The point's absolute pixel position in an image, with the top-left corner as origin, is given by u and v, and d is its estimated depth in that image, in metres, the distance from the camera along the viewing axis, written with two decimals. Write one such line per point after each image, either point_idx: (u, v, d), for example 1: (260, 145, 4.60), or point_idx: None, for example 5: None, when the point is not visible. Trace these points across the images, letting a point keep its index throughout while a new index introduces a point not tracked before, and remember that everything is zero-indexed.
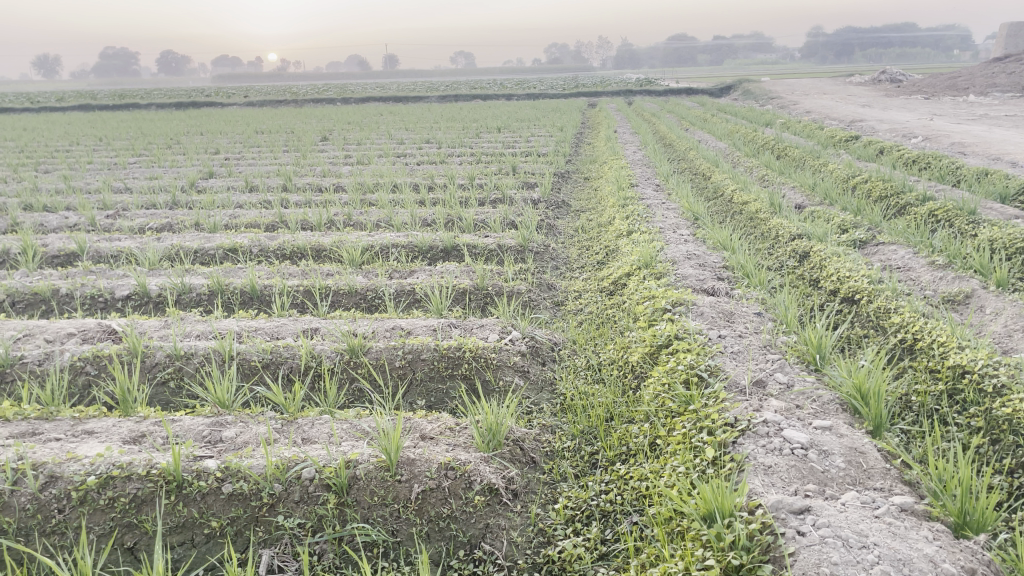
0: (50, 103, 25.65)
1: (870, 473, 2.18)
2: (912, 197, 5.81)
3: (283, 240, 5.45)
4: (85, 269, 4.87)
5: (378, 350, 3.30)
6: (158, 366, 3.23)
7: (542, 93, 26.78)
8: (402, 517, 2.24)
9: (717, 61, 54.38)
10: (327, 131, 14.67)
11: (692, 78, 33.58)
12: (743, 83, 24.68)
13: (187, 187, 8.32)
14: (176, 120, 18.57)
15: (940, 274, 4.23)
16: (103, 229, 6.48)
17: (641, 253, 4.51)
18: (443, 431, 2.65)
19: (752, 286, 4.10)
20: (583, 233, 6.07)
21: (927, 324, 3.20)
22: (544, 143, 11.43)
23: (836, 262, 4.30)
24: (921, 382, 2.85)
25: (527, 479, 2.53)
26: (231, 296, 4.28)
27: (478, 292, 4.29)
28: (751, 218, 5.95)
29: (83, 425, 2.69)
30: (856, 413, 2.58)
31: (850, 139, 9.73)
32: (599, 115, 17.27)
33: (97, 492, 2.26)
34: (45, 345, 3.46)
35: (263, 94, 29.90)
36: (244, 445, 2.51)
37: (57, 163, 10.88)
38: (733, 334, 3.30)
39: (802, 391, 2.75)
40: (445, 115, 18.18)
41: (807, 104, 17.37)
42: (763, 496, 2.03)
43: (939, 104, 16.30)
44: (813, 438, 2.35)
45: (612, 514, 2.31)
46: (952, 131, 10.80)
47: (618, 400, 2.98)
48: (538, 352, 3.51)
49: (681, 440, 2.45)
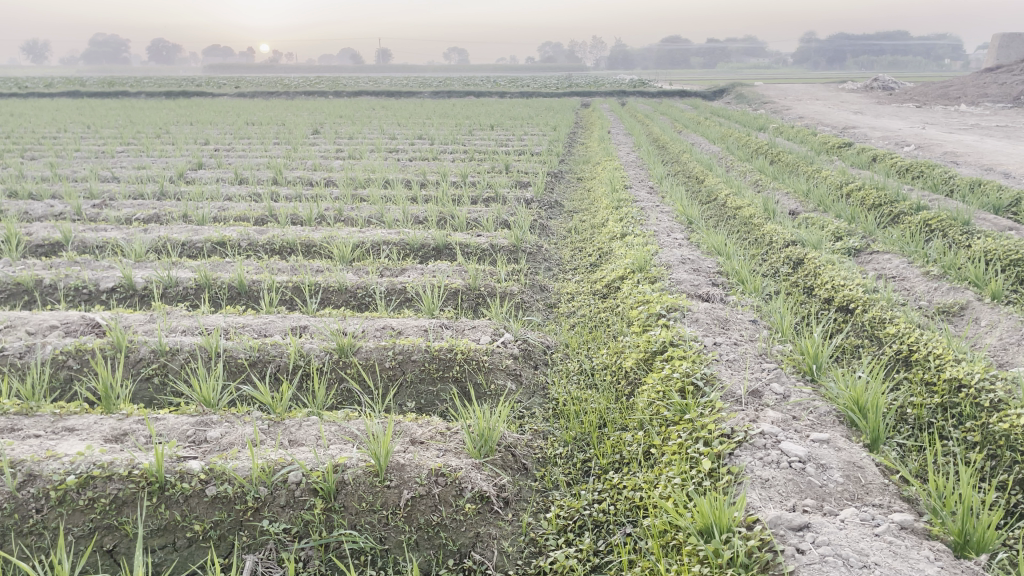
0: (37, 89, 25.36)
1: (869, 489, 2.14)
2: (906, 207, 5.80)
3: (272, 234, 5.37)
4: (70, 260, 4.78)
5: (368, 350, 3.25)
6: (142, 362, 3.17)
7: (536, 92, 26.74)
8: (391, 524, 2.19)
9: (710, 63, 54.50)
10: (318, 125, 14.52)
11: (686, 82, 33.56)
12: (737, 87, 24.72)
13: (176, 177, 8.21)
14: (166, 109, 18.44)
15: (934, 284, 4.20)
16: (89, 219, 6.38)
17: (635, 256, 4.47)
18: (433, 435, 2.59)
19: (747, 292, 4.06)
20: (577, 234, 6.03)
21: (924, 335, 3.17)
22: (538, 142, 11.38)
23: (830, 270, 4.27)
24: (917, 394, 2.81)
25: (518, 486, 2.48)
26: (219, 290, 4.20)
27: (470, 292, 4.23)
28: (745, 223, 5.92)
29: (63, 422, 2.61)
30: (853, 425, 2.54)
31: (843, 145, 9.74)
32: (593, 115, 17.23)
33: (77, 492, 2.21)
34: (26, 337, 3.38)
35: (255, 85, 29.59)
36: (229, 446, 2.45)
37: (44, 150, 10.74)
38: (729, 342, 3.26)
39: (800, 402, 2.70)
40: (438, 110, 18.13)
41: (800, 109, 17.42)
42: (761, 511, 1.99)
43: (931, 112, 16.34)
44: (810, 452, 2.31)
45: (605, 524, 2.26)
46: (945, 140, 10.81)
47: (611, 406, 2.93)
48: (530, 355, 3.46)
49: (676, 450, 2.42)
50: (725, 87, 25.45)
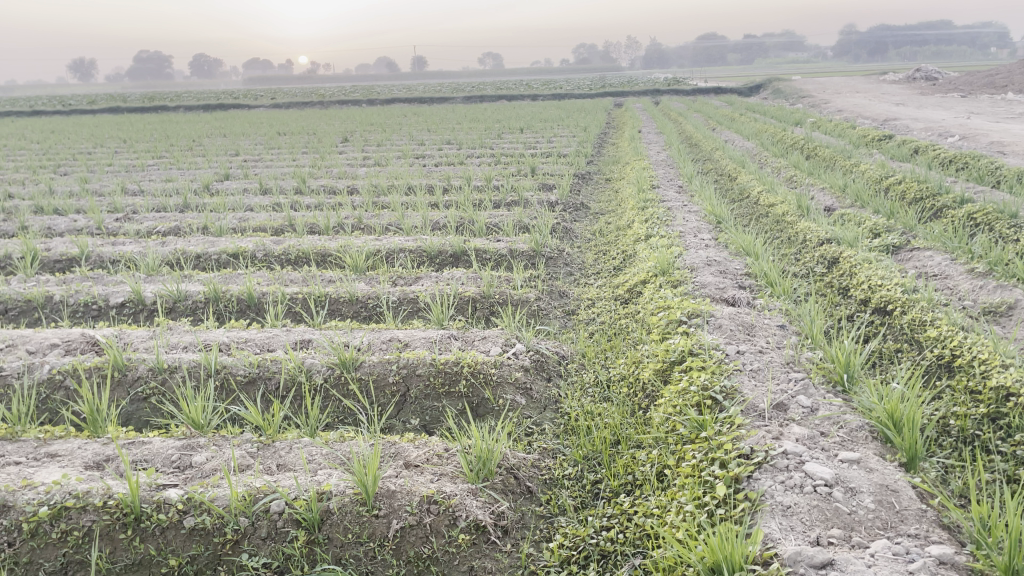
0: (81, 106, 25.82)
1: (904, 516, 1.91)
2: (949, 199, 5.49)
3: (289, 244, 5.26)
4: (83, 275, 4.72)
5: (371, 365, 3.09)
6: (139, 381, 3.06)
7: (569, 93, 26.52)
8: (378, 558, 2.04)
9: (747, 60, 53.74)
10: (348, 133, 14.50)
11: (724, 79, 33.03)
12: (774, 82, 24.26)
13: (201, 189, 8.18)
14: (202, 122, 18.61)
15: (979, 282, 3.93)
16: (110, 232, 6.35)
17: (658, 259, 4.27)
18: (429, 458, 2.43)
19: (775, 295, 3.84)
20: (601, 236, 5.82)
21: (968, 339, 2.93)
22: (566, 144, 11.20)
23: (867, 269, 4.02)
24: (960, 404, 2.56)
25: (520, 512, 2.30)
26: (226, 304, 4.08)
27: (484, 301, 4.07)
28: (777, 221, 5.67)
29: (47, 447, 2.49)
30: (888, 441, 2.32)
31: (883, 138, 9.40)
32: (626, 115, 16.97)
33: (50, 524, 2.07)
34: (25, 356, 3.28)
35: (290, 96, 29.71)
36: (212, 472, 2.31)
37: (77, 165, 10.84)
38: (753, 350, 3.04)
39: (828, 417, 2.48)
40: (470, 115, 18.05)
41: (839, 102, 16.96)
42: (779, 544, 1.80)
43: (977, 102, 15.73)
44: (838, 474, 2.09)
45: (612, 555, 2.07)
46: (989, 129, 10.38)
47: (626, 422, 2.74)
48: (543, 366, 3.28)
49: (690, 473, 2.21)
50: (762, 82, 24.99)
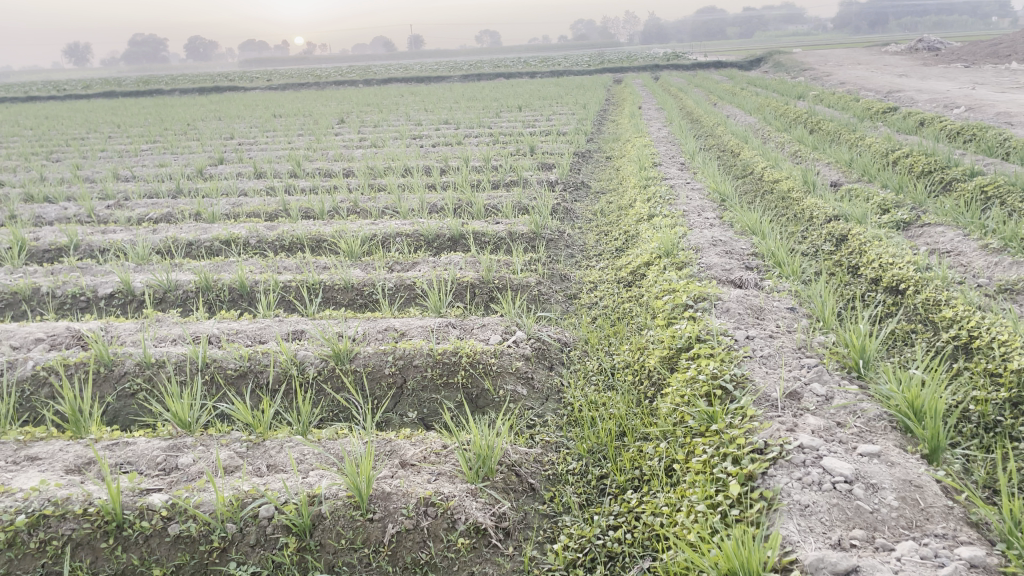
0: (76, 90, 25.57)
1: (929, 514, 1.80)
2: (959, 173, 5.35)
3: (283, 230, 5.12)
4: (72, 265, 4.59)
5: (366, 356, 2.98)
6: (126, 376, 2.94)
7: (569, 70, 26.24)
8: (373, 565, 1.93)
9: (747, 33, 53.16)
10: (344, 114, 14.33)
11: (722, 54, 32.73)
12: (775, 54, 23.97)
13: (195, 174, 8.03)
14: (197, 105, 18.38)
15: (994, 259, 3.80)
16: (101, 220, 6.22)
17: (662, 239, 4.14)
18: (426, 456, 2.32)
19: (784, 276, 3.71)
20: (603, 216, 5.69)
21: (986, 319, 2.80)
22: (565, 122, 11.02)
23: (877, 247, 3.89)
24: (980, 387, 2.44)
25: (522, 512, 2.19)
26: (217, 293, 3.96)
27: (483, 286, 3.96)
28: (783, 197, 5.53)
29: (28, 450, 2.39)
30: (908, 431, 2.21)
31: (888, 110, 9.24)
32: (626, 90, 16.73)
33: (28, 533, 1.95)
34: (8, 352, 3.17)
35: (286, 76, 29.38)
36: (197, 475, 2.20)
37: (70, 152, 10.68)
38: (762, 335, 2.92)
39: (845, 406, 2.36)
40: (469, 94, 17.85)
41: (841, 75, 16.74)
42: (799, 549, 1.69)
43: (981, 72, 15.50)
44: (858, 469, 1.97)
45: (620, 558, 1.96)
46: (995, 100, 10.19)
47: (632, 412, 2.63)
48: (545, 355, 3.16)
49: (701, 469, 2.10)
50: (763, 55, 24.67)
